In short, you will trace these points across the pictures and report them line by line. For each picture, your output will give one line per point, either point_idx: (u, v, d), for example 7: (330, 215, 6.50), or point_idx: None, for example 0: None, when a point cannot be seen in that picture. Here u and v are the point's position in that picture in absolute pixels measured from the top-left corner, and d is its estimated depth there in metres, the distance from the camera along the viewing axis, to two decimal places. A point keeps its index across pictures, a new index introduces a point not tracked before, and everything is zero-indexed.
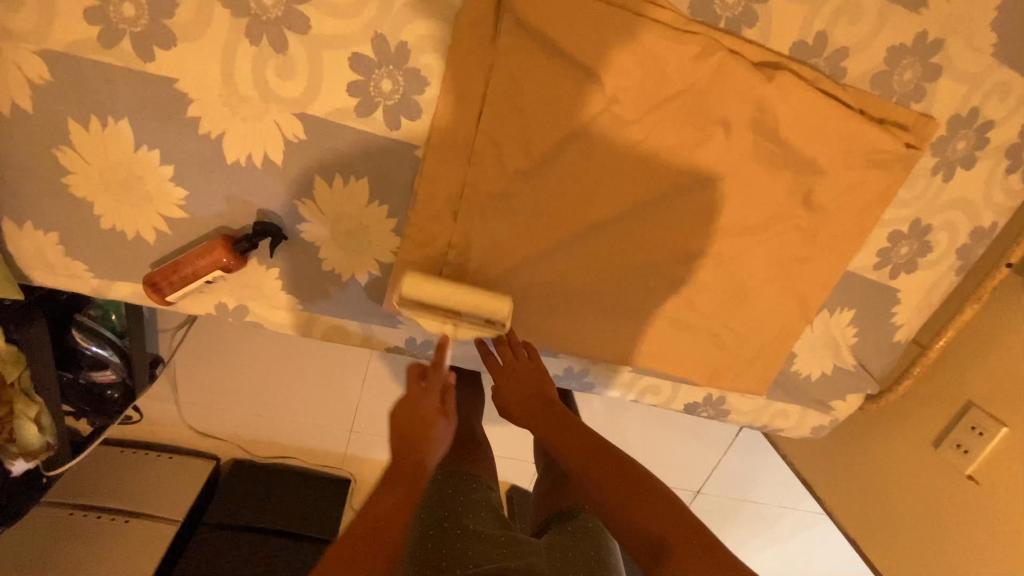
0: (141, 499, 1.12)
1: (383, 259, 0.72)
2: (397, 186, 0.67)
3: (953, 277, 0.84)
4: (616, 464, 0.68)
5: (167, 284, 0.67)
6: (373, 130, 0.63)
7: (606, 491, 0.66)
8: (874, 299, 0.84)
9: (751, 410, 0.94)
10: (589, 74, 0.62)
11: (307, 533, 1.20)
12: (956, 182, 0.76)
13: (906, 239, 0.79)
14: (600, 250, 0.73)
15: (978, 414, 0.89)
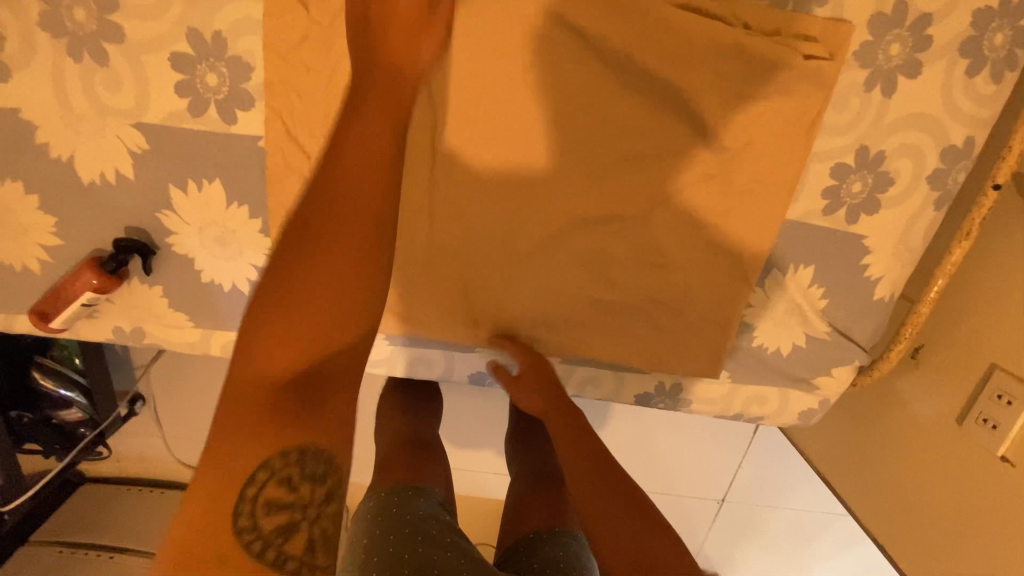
0: (126, 538, 1.12)
1: (259, 263, 0.69)
2: (251, 184, 0.64)
3: (933, 214, 0.69)
4: (624, 491, 0.66)
5: (52, 307, 0.67)
6: (211, 129, 0.61)
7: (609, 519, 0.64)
8: (836, 251, 0.71)
9: (719, 397, 0.81)
10: None
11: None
12: (901, 95, 0.63)
13: (855, 172, 0.66)
14: (485, 224, 0.67)
15: (1003, 378, 0.73)
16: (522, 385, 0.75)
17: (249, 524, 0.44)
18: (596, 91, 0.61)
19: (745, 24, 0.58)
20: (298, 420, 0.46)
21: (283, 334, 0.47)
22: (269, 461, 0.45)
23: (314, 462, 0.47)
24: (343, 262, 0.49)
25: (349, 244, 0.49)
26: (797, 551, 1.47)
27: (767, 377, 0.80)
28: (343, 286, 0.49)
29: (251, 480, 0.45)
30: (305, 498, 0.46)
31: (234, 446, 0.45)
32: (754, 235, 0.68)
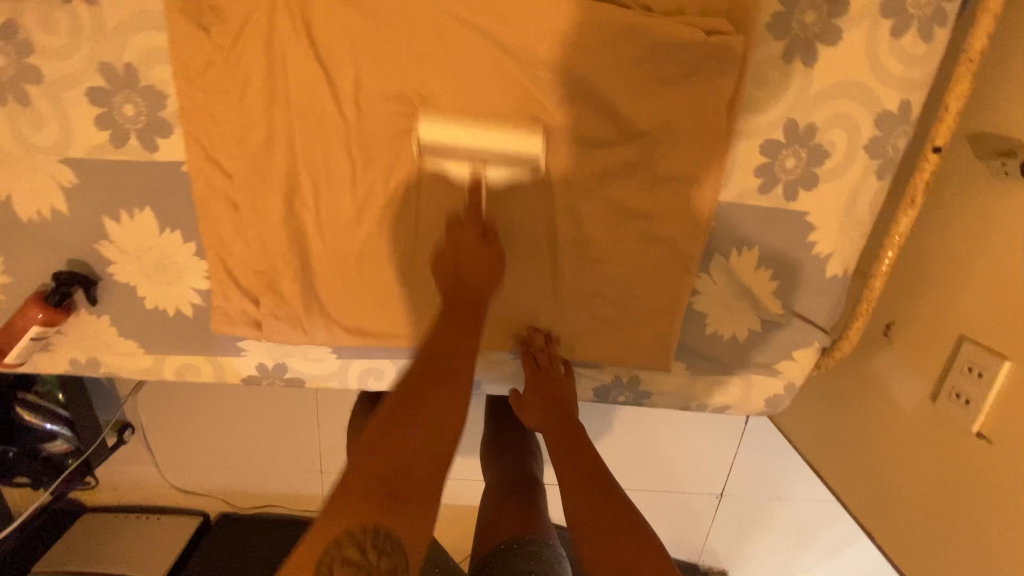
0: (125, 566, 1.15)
1: (199, 286, 0.70)
2: (181, 209, 0.66)
3: (877, 184, 0.66)
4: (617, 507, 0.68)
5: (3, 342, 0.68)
6: (136, 158, 0.63)
7: (596, 532, 0.66)
8: (778, 231, 0.69)
9: (679, 387, 0.80)
10: (319, 48, 0.58)
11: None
12: (824, 64, 0.61)
13: (786, 148, 0.64)
14: (412, 231, 0.66)
15: (974, 350, 0.70)
16: (529, 399, 0.76)
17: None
18: (507, 87, 0.60)
19: (647, 7, 0.58)
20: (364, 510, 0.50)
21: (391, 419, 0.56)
22: (352, 532, 0.49)
23: (373, 552, 0.49)
24: (426, 413, 0.58)
25: (454, 343, 0.63)
26: (805, 545, 1.42)
27: (725, 364, 0.78)
28: (432, 419, 0.58)
29: (338, 554, 0.49)
30: (368, 564, 0.49)
31: (340, 490, 0.52)
32: (689, 221, 0.66)
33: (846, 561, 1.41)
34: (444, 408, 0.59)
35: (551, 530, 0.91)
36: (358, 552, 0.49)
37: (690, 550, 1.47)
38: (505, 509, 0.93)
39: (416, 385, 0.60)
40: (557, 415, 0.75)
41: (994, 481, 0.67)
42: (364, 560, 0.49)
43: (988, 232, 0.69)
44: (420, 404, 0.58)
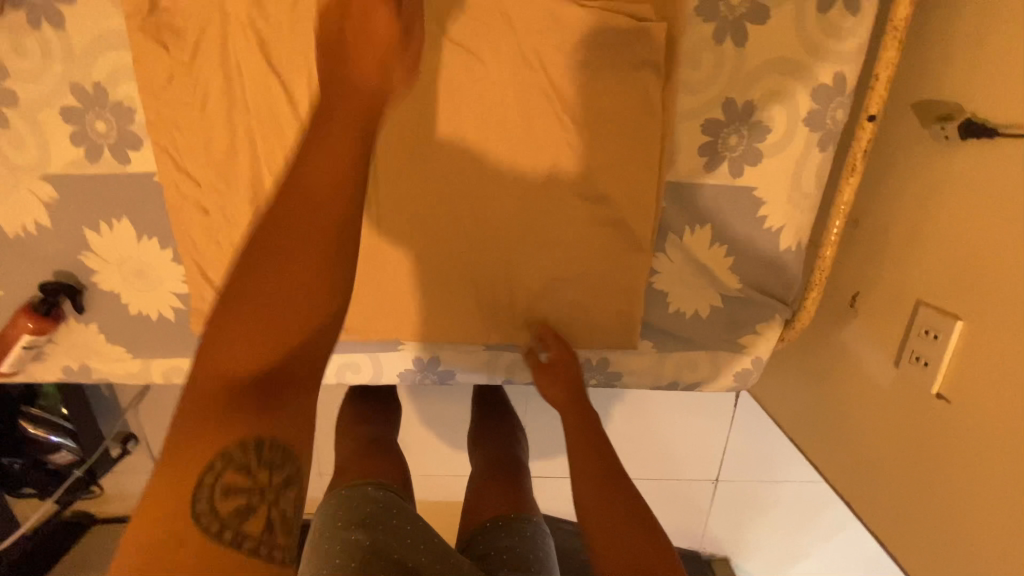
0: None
1: (177, 290, 0.73)
2: (155, 217, 0.69)
3: (819, 156, 0.68)
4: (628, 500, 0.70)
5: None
6: (110, 171, 0.67)
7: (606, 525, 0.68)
8: (728, 207, 0.71)
9: (647, 367, 0.82)
10: (272, 57, 0.62)
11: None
12: (754, 43, 0.63)
13: (727, 125, 0.67)
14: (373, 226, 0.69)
15: (930, 313, 0.71)
16: (547, 380, 0.78)
17: (208, 509, 0.45)
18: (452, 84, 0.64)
19: None
20: (241, 423, 0.46)
21: (221, 339, 0.46)
22: (227, 451, 0.46)
23: (269, 458, 0.47)
24: (268, 310, 0.48)
25: (277, 234, 0.49)
26: (806, 527, 1.41)
27: (691, 341, 0.80)
28: (277, 316, 0.48)
29: (224, 455, 0.46)
30: (263, 485, 0.47)
31: (186, 434, 0.45)
32: (638, 201, 0.68)
33: (848, 542, 1.40)
34: (319, 304, 0.49)
35: (535, 509, 0.90)
36: (243, 476, 0.46)
37: (690, 538, 1.47)
38: (488, 489, 0.91)
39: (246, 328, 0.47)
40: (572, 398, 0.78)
41: (956, 440, 0.68)
42: (253, 483, 0.47)
43: (936, 195, 0.70)
44: (275, 298, 0.48)
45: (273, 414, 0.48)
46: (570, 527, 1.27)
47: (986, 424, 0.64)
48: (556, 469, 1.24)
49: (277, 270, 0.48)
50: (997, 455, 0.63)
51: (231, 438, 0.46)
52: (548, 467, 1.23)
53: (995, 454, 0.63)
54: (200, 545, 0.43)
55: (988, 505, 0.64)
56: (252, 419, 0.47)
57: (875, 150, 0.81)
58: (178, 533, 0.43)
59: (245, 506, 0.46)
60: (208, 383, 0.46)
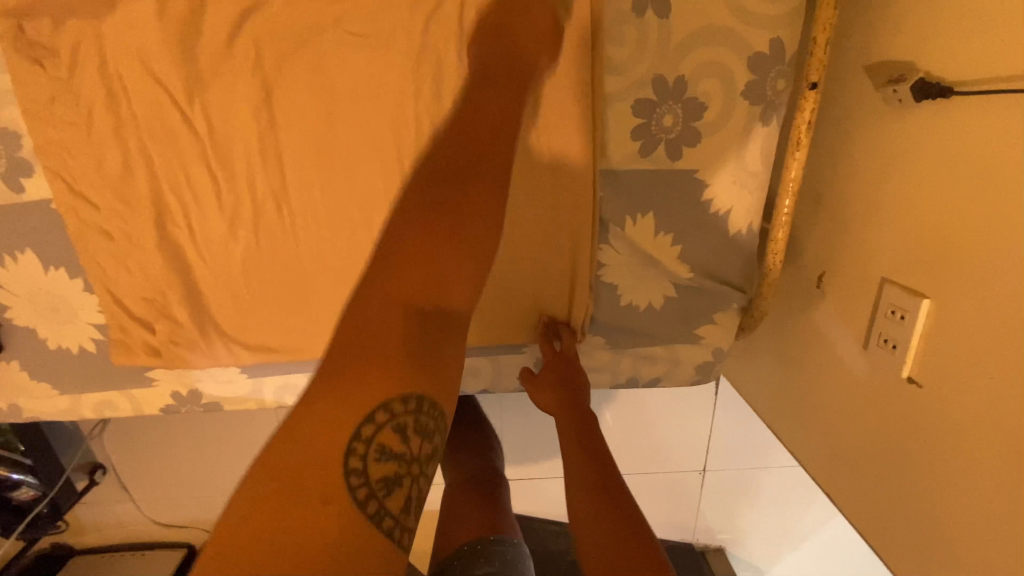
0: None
1: (96, 321, 0.70)
2: (60, 245, 0.65)
3: (763, 131, 0.63)
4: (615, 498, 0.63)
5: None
6: (5, 201, 0.63)
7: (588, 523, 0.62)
8: (671, 192, 0.66)
9: (602, 366, 0.77)
10: (157, 66, 0.57)
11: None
12: (679, 11, 0.58)
13: (659, 105, 0.62)
14: (288, 239, 0.64)
15: (895, 291, 0.66)
16: (542, 382, 0.74)
17: (360, 467, 0.44)
18: (355, 80, 0.59)
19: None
20: (394, 382, 0.46)
21: (390, 264, 0.48)
22: (388, 403, 0.45)
23: (409, 423, 0.46)
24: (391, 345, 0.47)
25: (405, 274, 0.48)
26: (800, 513, 1.36)
27: (647, 336, 0.75)
28: (433, 284, 0.49)
29: (359, 439, 0.44)
30: (411, 450, 0.46)
31: (350, 382, 0.45)
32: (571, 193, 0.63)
33: (841, 526, 1.36)
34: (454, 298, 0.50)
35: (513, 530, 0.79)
36: (398, 441, 0.46)
37: (683, 531, 1.42)
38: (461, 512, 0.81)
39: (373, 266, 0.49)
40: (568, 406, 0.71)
41: (929, 427, 0.63)
42: (406, 450, 0.46)
43: (894, 164, 0.65)
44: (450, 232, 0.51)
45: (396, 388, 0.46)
46: (555, 528, 1.23)
47: (959, 409, 0.59)
48: (534, 470, 1.19)
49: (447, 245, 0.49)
50: (972, 441, 0.58)
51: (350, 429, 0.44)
52: (526, 470, 1.18)
53: (970, 439, 0.58)
54: (348, 507, 0.42)
55: (966, 496, 0.59)
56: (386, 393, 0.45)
57: (831, 118, 0.75)
58: (328, 493, 0.42)
59: (386, 473, 0.45)
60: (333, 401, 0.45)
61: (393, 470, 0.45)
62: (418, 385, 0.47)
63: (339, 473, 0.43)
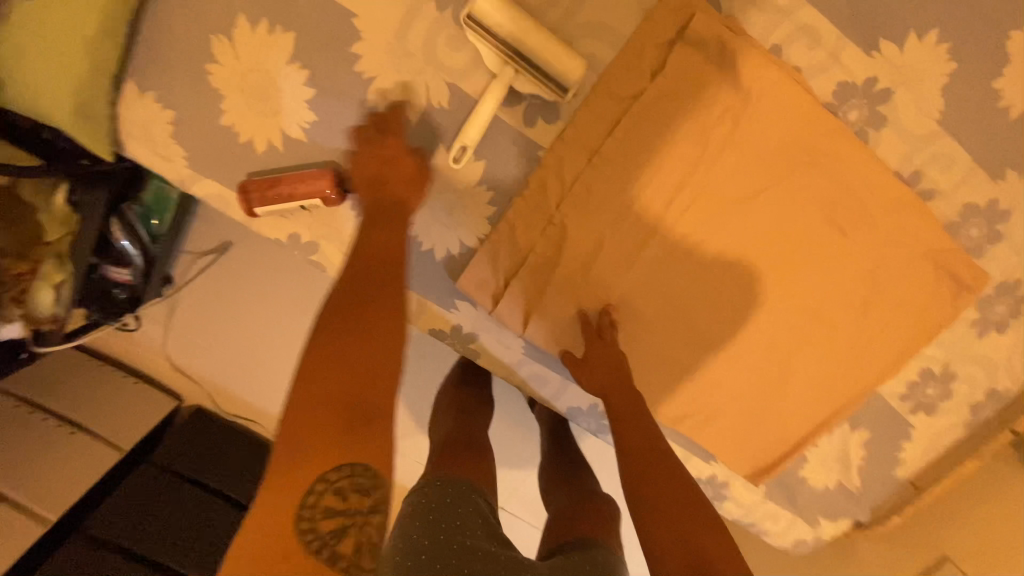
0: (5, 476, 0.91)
1: (466, 243, 0.73)
2: (509, 178, 0.70)
3: (960, 432, 0.88)
4: (699, 509, 0.58)
5: (250, 215, 0.70)
6: (509, 120, 0.67)
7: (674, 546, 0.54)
8: (890, 429, 0.88)
9: (748, 503, 0.94)
10: (712, 135, 0.68)
11: (171, 565, 0.97)
12: (987, 341, 0.82)
13: (932, 379, 0.85)
14: (674, 292, 0.76)
15: (953, 569, 0.87)
16: (593, 363, 0.74)
17: (311, 530, 0.43)
18: (811, 240, 0.73)
19: (891, 275, 0.76)
20: (327, 453, 0.44)
21: (334, 350, 0.49)
22: (331, 470, 0.44)
23: (355, 478, 0.44)
24: (364, 384, 0.48)
25: (335, 375, 0.48)
26: None
27: (791, 504, 0.94)
28: (366, 361, 0.49)
29: (324, 473, 0.44)
30: (355, 507, 0.44)
31: (308, 398, 0.47)
32: (847, 392, 0.83)
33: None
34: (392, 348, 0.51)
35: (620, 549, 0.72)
36: (341, 496, 0.44)
37: None
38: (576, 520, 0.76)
39: (348, 308, 0.52)
40: (615, 381, 0.72)
41: None
42: (352, 504, 0.44)
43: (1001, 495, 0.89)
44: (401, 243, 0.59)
45: (365, 432, 0.45)
46: None
47: None
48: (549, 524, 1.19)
49: (320, 372, 0.48)
50: None
51: (302, 488, 0.44)
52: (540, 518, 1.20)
53: None
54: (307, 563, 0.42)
55: None
56: (344, 450, 0.45)
57: None
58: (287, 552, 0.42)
59: (340, 521, 0.43)
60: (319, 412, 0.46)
61: (344, 485, 0.44)
62: (356, 452, 0.45)
63: (293, 527, 0.43)
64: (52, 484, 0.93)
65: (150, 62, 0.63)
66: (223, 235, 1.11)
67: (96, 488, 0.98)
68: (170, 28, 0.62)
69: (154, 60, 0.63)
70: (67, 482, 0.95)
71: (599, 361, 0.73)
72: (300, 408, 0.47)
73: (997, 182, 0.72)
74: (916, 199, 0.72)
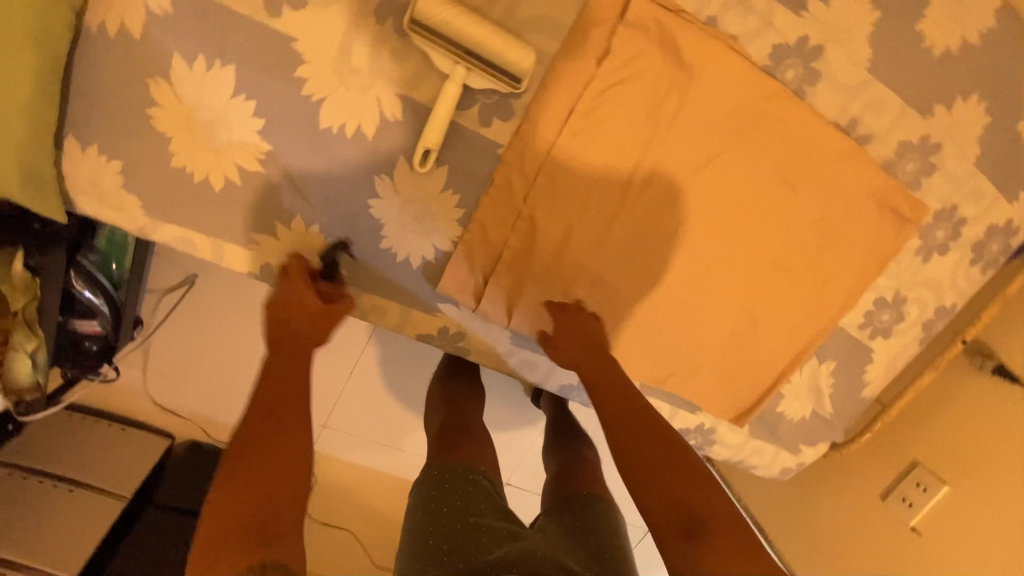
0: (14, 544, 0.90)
1: (441, 247, 0.75)
2: (473, 179, 0.71)
3: (915, 349, 0.97)
4: (688, 467, 0.60)
5: None
6: (465, 123, 0.68)
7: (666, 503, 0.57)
8: (853, 356, 0.95)
9: (735, 444, 1.01)
10: (662, 111, 0.70)
11: None
12: (931, 264, 0.89)
13: (887, 306, 0.92)
14: (644, 264, 0.79)
15: (922, 472, 1.01)
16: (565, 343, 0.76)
17: None
18: (762, 196, 0.78)
19: (840, 217, 0.81)
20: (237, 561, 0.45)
21: (246, 461, 0.51)
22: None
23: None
24: (276, 487, 0.50)
25: (246, 485, 0.50)
26: None
27: (773, 437, 1.02)
28: (277, 472, 0.51)
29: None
30: None
31: (223, 510, 0.48)
32: (811, 330, 0.90)
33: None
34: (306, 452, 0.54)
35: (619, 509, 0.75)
36: None
37: None
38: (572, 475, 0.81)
39: (259, 418, 0.55)
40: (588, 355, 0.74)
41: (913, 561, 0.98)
42: None
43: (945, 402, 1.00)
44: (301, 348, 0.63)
45: (272, 539, 0.47)
46: None
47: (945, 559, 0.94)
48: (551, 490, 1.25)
49: (232, 485, 0.50)
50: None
51: None
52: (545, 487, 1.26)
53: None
54: None
55: None
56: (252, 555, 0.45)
57: None
58: None
59: None
60: (229, 523, 0.47)
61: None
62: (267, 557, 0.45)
63: None
64: (51, 546, 0.91)
65: (86, 114, 0.60)
66: (185, 269, 1.05)
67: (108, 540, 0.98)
68: (100, 76, 0.59)
69: (89, 111, 0.60)
70: (78, 538, 0.93)
71: (575, 344, 0.76)
72: (214, 521, 0.48)
73: (926, 118, 0.78)
74: (855, 145, 0.77)
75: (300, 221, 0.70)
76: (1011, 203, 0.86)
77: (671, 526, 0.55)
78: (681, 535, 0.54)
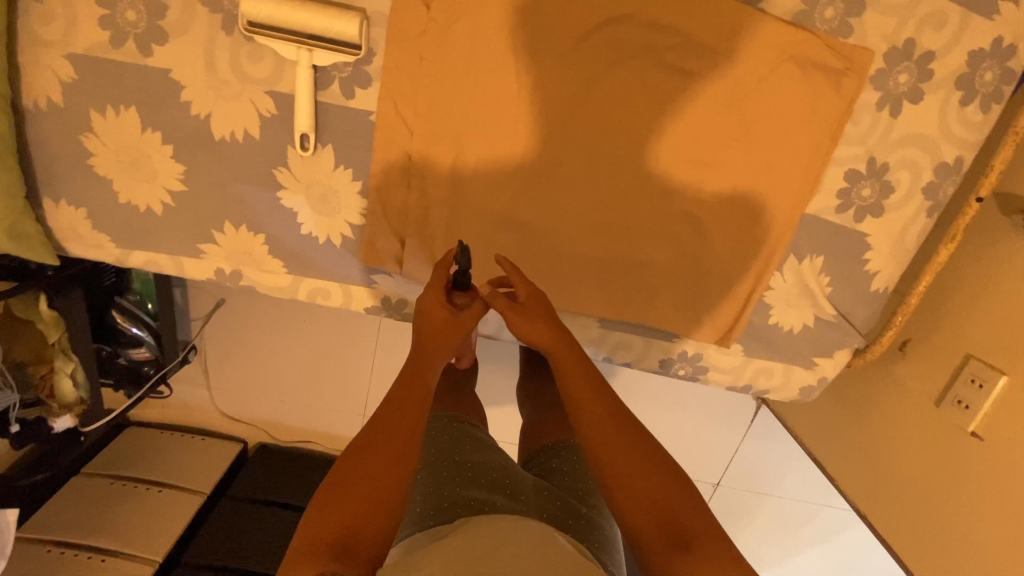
0: (118, 538, 1.11)
1: (353, 221, 0.80)
2: (358, 151, 0.76)
3: (925, 221, 0.81)
4: (668, 467, 0.58)
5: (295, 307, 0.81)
6: (332, 101, 0.74)
7: (641, 498, 0.56)
8: (843, 245, 0.83)
9: (731, 366, 0.93)
10: (511, 35, 0.70)
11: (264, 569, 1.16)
12: (905, 116, 0.76)
13: (865, 179, 0.79)
14: (551, 192, 0.78)
15: (978, 365, 0.82)
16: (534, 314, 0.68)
17: None
18: (656, 91, 0.73)
19: (755, 90, 0.74)
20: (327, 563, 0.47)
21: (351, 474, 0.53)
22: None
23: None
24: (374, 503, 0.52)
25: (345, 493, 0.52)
26: (787, 545, 1.48)
27: (776, 354, 0.92)
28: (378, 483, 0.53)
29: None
30: None
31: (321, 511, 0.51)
32: (774, 224, 0.80)
33: (825, 552, 1.48)
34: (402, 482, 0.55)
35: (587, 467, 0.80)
36: None
37: None
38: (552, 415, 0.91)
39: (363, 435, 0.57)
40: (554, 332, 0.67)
41: (981, 471, 0.80)
42: None
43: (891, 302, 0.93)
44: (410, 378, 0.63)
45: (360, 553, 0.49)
46: None
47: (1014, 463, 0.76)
48: None
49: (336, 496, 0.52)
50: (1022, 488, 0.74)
51: None
52: None
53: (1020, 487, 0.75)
54: None
55: (1007, 528, 0.76)
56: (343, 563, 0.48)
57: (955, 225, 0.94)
58: None
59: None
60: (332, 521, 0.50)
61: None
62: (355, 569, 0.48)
63: None
64: (147, 530, 1.13)
65: (49, 176, 0.76)
66: (212, 295, 1.25)
67: (190, 527, 1.17)
68: (45, 142, 0.74)
69: (50, 173, 0.76)
70: (165, 526, 1.14)
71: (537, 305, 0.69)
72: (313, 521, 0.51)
73: None
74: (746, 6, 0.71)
75: (230, 224, 0.80)
76: (987, 19, 0.71)
77: (649, 532, 0.54)
78: (656, 537, 0.53)
